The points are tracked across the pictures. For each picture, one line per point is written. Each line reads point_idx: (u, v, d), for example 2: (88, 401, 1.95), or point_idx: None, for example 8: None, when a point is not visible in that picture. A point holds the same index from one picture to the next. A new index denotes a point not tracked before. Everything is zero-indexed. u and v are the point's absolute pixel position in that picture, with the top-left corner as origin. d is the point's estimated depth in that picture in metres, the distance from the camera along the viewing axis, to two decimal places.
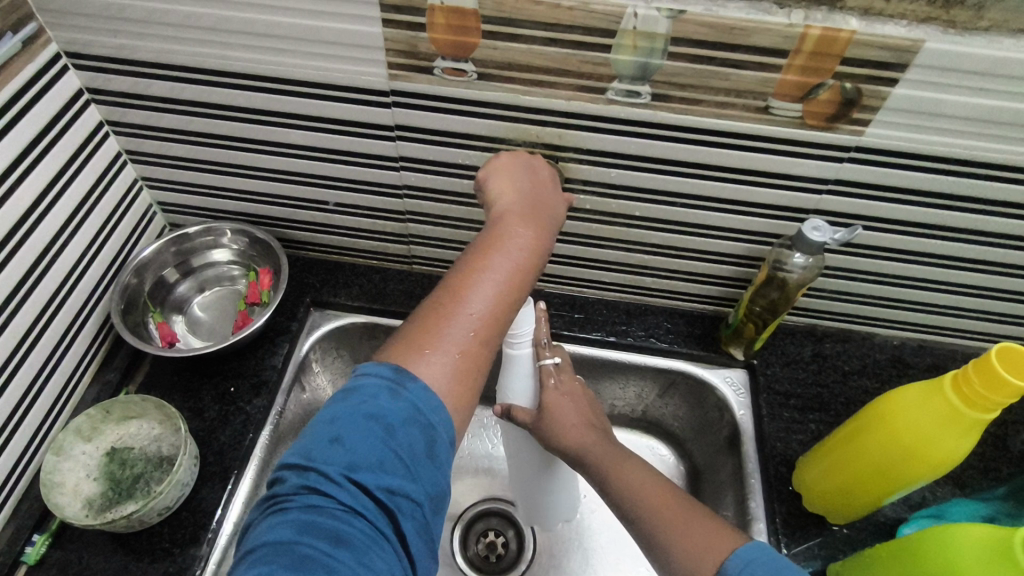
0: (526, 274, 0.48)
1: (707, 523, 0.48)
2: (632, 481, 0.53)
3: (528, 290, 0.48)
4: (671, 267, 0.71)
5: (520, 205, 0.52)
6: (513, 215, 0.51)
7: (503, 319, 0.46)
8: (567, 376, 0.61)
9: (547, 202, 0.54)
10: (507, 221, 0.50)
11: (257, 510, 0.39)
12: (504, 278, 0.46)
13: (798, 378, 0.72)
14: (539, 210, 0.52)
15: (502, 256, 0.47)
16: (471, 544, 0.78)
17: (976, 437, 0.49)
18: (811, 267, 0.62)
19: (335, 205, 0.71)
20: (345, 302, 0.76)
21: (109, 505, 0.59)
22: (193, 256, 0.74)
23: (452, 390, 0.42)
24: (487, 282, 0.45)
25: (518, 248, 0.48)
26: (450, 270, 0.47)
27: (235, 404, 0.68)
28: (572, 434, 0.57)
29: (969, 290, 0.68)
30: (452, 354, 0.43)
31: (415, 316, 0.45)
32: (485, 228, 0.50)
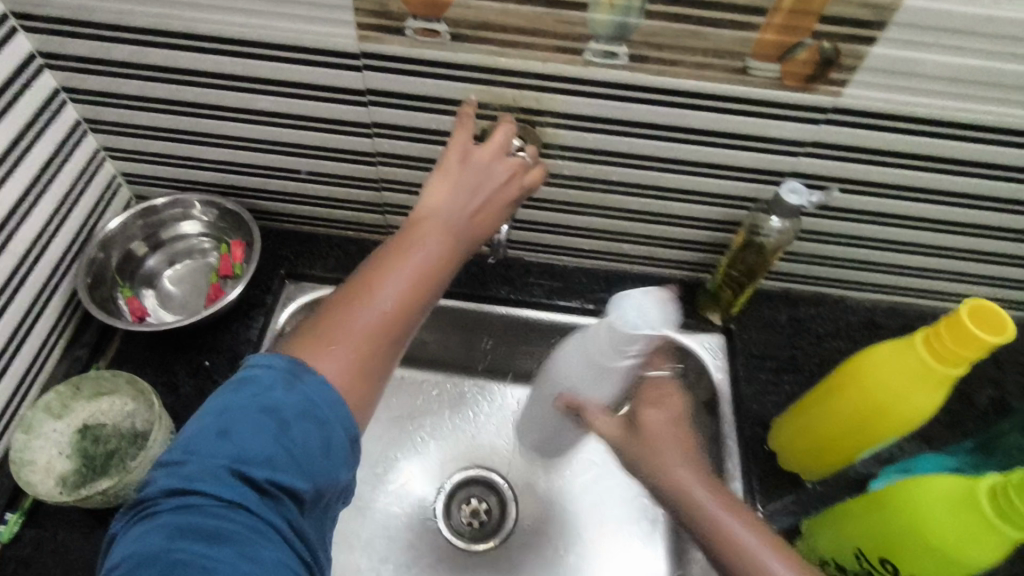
0: (444, 268, 0.47)
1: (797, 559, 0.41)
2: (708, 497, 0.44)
3: (444, 285, 0.47)
4: (649, 233, 0.71)
5: (446, 192, 0.49)
6: (432, 205, 0.48)
7: (417, 311, 0.44)
8: (670, 397, 0.52)
9: (491, 174, 0.51)
10: (426, 211, 0.48)
11: (125, 518, 0.38)
12: (421, 272, 0.45)
13: (773, 342, 0.73)
14: (474, 190, 0.50)
15: (418, 252, 0.45)
16: (454, 512, 0.78)
17: (944, 393, 0.50)
18: (788, 231, 0.62)
19: (307, 173, 0.69)
20: (321, 274, 0.75)
21: (83, 482, 0.58)
22: (162, 229, 0.72)
23: (351, 382, 0.41)
24: (399, 276, 0.44)
25: (438, 242, 0.47)
26: (365, 261, 0.46)
27: (210, 378, 0.66)
28: (670, 462, 0.46)
29: (940, 251, 0.69)
30: (352, 347, 0.42)
31: (328, 303, 0.44)
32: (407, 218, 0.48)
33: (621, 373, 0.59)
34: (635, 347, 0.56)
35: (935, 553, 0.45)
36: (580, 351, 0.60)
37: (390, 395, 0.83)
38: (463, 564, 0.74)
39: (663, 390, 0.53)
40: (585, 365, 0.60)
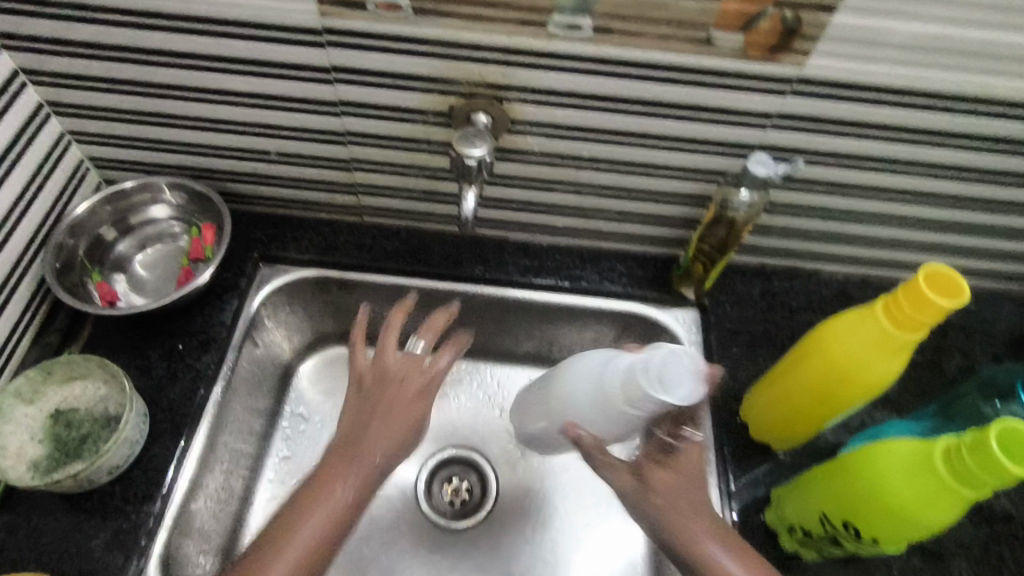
0: (335, 522, 0.53)
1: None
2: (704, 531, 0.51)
3: (354, 522, 0.54)
4: (622, 209, 0.71)
5: (359, 425, 0.57)
6: (349, 429, 0.57)
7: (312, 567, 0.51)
8: (683, 451, 0.54)
9: (391, 409, 0.59)
10: (348, 439, 0.57)
11: None
12: (305, 544, 0.51)
13: (746, 317, 0.74)
14: (363, 438, 0.57)
15: (342, 488, 0.54)
16: (435, 491, 0.78)
17: (905, 358, 0.51)
18: (757, 204, 0.62)
19: (277, 154, 0.69)
20: (295, 256, 0.75)
21: (55, 467, 0.58)
22: (131, 214, 0.71)
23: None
24: (320, 510, 0.53)
25: (323, 517, 0.53)
26: (302, 483, 0.56)
27: (183, 361, 0.66)
28: (684, 518, 0.51)
29: (909, 222, 0.69)
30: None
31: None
32: (331, 442, 0.57)
33: (631, 422, 0.53)
34: (650, 406, 0.50)
35: (895, 516, 0.46)
36: (587, 392, 0.55)
37: None
38: (444, 542, 0.75)
39: (681, 445, 0.55)
40: (595, 407, 0.55)
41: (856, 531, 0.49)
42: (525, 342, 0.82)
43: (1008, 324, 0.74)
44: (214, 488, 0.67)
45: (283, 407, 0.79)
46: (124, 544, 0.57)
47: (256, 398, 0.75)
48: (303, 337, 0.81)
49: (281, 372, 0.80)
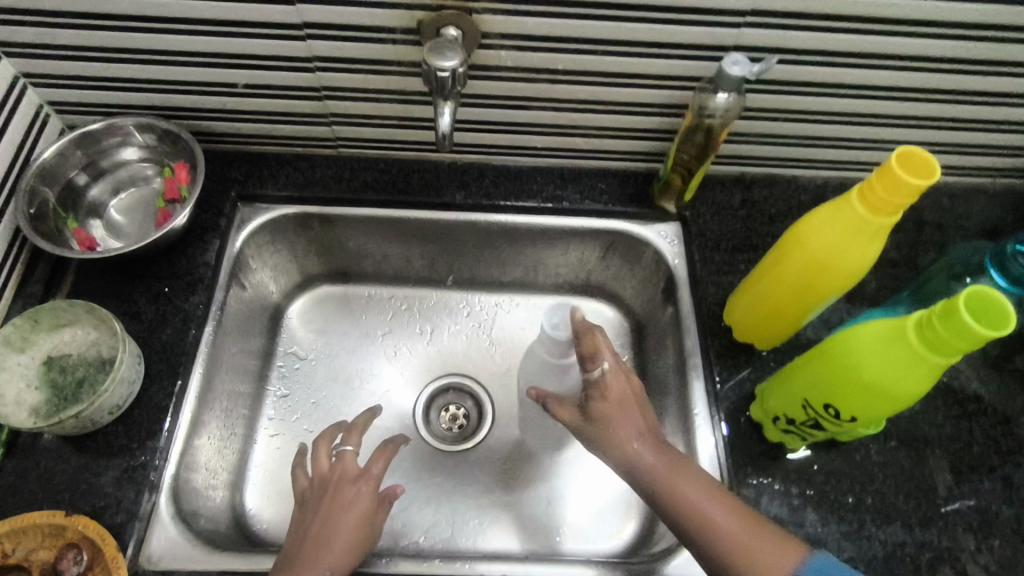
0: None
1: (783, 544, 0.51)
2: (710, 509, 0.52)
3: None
4: (599, 123, 0.71)
5: (320, 531, 0.56)
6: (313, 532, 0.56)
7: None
8: (614, 385, 0.58)
9: (343, 520, 0.57)
10: (316, 536, 0.56)
11: None
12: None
13: (728, 225, 0.75)
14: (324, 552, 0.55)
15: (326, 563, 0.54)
16: (433, 419, 0.80)
17: (880, 245, 0.53)
18: (733, 107, 0.62)
19: (244, 86, 0.67)
20: (273, 193, 0.74)
21: (56, 410, 0.58)
22: (102, 158, 0.69)
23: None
24: None
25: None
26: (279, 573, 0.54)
27: (171, 303, 0.66)
28: (620, 437, 0.56)
29: (885, 120, 0.70)
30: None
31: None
32: (292, 549, 0.56)
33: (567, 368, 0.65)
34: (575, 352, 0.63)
35: (872, 392, 0.48)
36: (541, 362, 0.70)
37: (359, 312, 0.84)
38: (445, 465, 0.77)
39: (610, 379, 0.59)
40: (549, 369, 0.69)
41: (837, 411, 0.52)
42: (510, 268, 0.83)
43: (981, 219, 0.76)
44: (216, 425, 0.68)
45: (275, 347, 0.80)
46: (134, 479, 0.58)
47: (249, 339, 0.75)
48: (289, 277, 0.81)
49: (271, 312, 0.80)
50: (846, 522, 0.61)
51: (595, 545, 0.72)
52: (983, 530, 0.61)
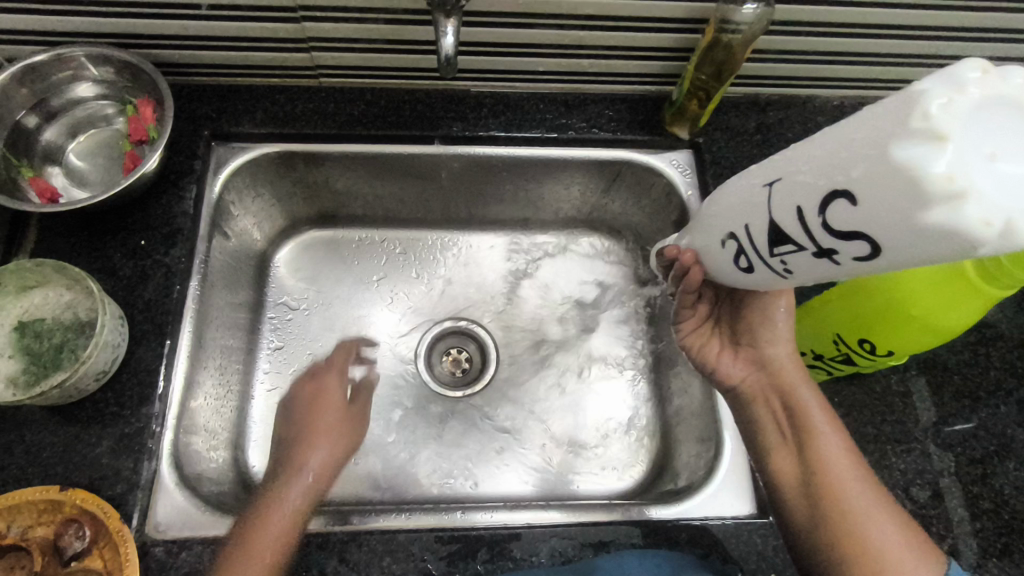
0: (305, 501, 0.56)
1: (916, 534, 0.48)
2: (852, 474, 0.50)
3: (326, 485, 0.59)
4: (608, 41, 0.64)
5: (300, 429, 0.62)
6: (295, 429, 0.62)
7: (295, 529, 0.53)
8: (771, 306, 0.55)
9: (325, 413, 0.63)
10: (296, 433, 0.61)
11: None
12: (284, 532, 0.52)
13: (743, 151, 0.71)
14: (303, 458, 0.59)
15: (306, 452, 0.59)
16: (436, 364, 0.78)
17: None
18: (759, 19, 0.56)
19: (208, 7, 0.58)
20: (250, 130, 0.67)
21: (36, 380, 0.53)
22: (52, 96, 0.61)
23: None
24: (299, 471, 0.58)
25: (296, 511, 0.55)
26: (269, 478, 0.59)
27: (150, 258, 0.61)
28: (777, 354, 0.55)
29: (914, 32, 0.65)
30: (264, 558, 0.50)
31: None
32: (279, 455, 0.61)
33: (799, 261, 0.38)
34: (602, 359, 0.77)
35: (914, 325, 0.47)
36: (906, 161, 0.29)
37: (350, 257, 0.79)
38: (453, 412, 0.74)
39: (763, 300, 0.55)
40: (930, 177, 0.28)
41: (872, 345, 0.51)
42: (510, 205, 0.78)
43: None
44: (211, 384, 0.64)
45: (265, 298, 0.75)
46: (130, 447, 0.54)
47: (235, 291, 0.70)
48: (273, 223, 0.75)
49: (257, 261, 0.75)
50: (867, 453, 0.60)
51: (607, 483, 0.71)
52: (998, 454, 0.61)
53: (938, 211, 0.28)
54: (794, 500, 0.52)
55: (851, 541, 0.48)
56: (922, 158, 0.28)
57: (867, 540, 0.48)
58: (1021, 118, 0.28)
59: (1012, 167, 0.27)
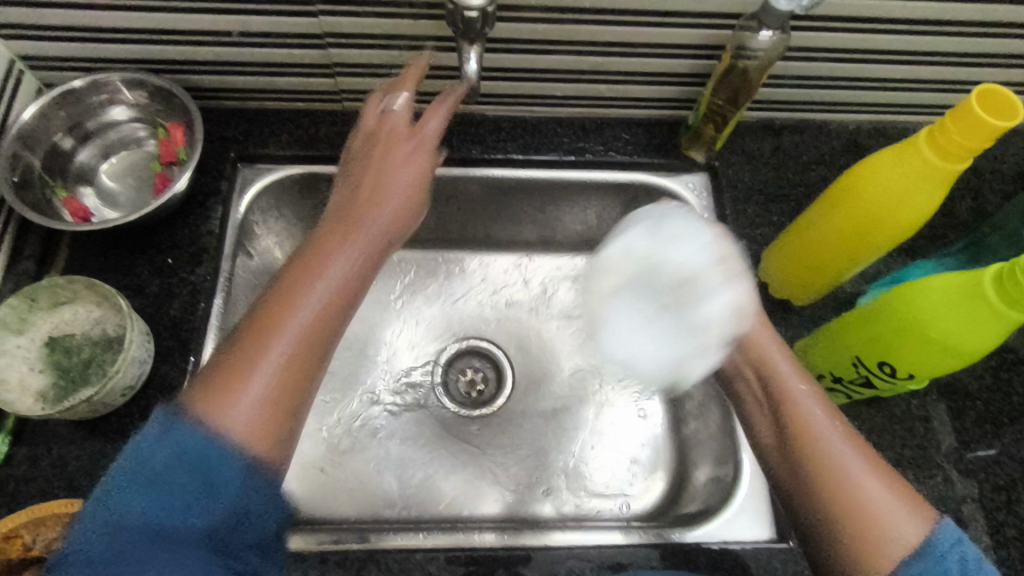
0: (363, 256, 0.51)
1: (901, 487, 0.46)
2: (830, 429, 0.49)
3: (353, 302, 0.50)
4: (625, 67, 0.66)
5: (345, 208, 0.53)
6: (339, 206, 0.53)
7: (348, 306, 0.49)
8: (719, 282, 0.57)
9: (392, 160, 0.55)
10: (340, 208, 0.53)
11: None
12: (336, 289, 0.48)
13: (758, 175, 0.71)
14: (371, 207, 0.53)
15: (347, 239, 0.50)
16: (451, 383, 0.77)
17: (942, 192, 0.51)
18: (775, 44, 0.57)
19: (239, 34, 0.61)
20: (275, 152, 0.69)
21: (64, 395, 0.54)
22: (87, 118, 0.64)
23: (265, 428, 0.42)
24: (330, 264, 0.49)
25: (347, 254, 0.50)
26: (299, 246, 0.51)
27: (177, 276, 0.62)
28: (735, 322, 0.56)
29: (929, 58, 0.65)
30: (309, 310, 0.46)
31: (227, 352, 0.44)
32: (324, 224, 0.52)
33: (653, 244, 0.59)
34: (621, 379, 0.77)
35: (936, 348, 0.47)
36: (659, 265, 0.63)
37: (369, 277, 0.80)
38: (469, 432, 0.74)
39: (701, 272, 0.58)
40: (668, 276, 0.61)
41: (892, 368, 0.50)
42: (527, 226, 0.79)
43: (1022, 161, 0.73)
44: None
45: None
46: None
47: None
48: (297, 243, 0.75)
49: None
50: None
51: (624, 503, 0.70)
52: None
53: (679, 304, 0.61)
54: (774, 460, 0.51)
55: (830, 495, 0.46)
56: (657, 262, 0.62)
57: (848, 493, 0.46)
58: (702, 233, 0.60)
59: (682, 247, 0.61)
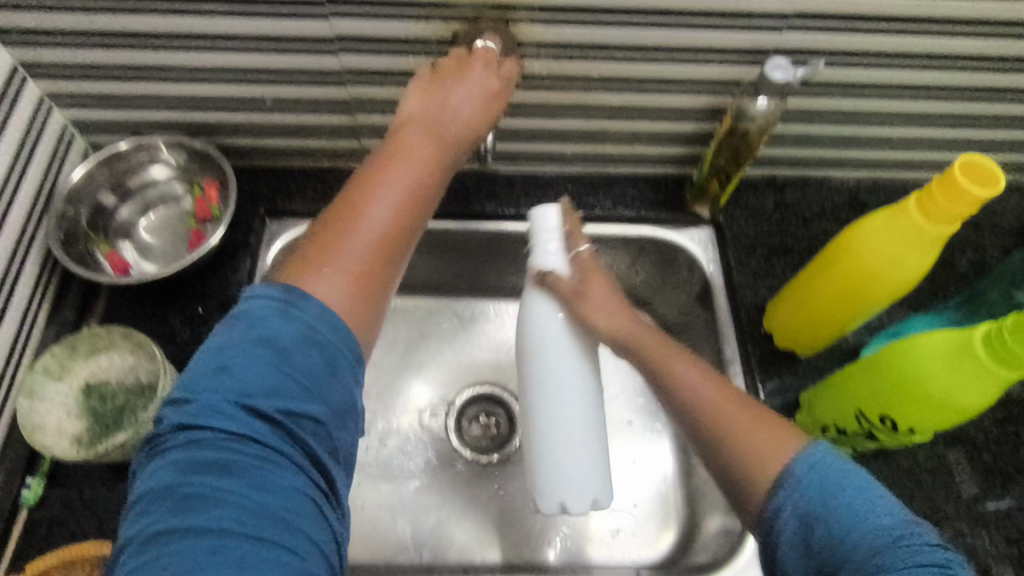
0: (438, 136, 0.51)
1: (771, 427, 0.44)
2: (699, 385, 0.48)
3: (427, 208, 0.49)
4: (632, 129, 0.70)
5: (418, 122, 0.52)
6: (411, 117, 0.52)
7: (432, 186, 0.49)
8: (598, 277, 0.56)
9: (463, 84, 0.54)
10: (408, 121, 0.52)
11: None
12: (417, 172, 0.49)
13: (762, 229, 0.74)
14: (450, 111, 0.53)
15: (416, 154, 0.49)
16: (465, 428, 0.79)
17: (935, 252, 0.53)
18: (773, 111, 0.61)
19: (273, 102, 0.66)
20: (300, 207, 0.73)
21: (99, 439, 0.57)
22: (129, 177, 0.68)
23: (353, 303, 0.43)
24: (401, 169, 0.48)
25: (427, 143, 0.50)
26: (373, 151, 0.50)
27: (207, 324, 0.66)
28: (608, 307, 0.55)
29: (922, 120, 0.69)
30: (391, 196, 0.47)
31: (309, 236, 0.45)
32: (388, 135, 0.51)
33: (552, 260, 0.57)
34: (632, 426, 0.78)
35: (934, 403, 0.48)
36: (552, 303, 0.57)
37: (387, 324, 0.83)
38: (481, 478, 0.75)
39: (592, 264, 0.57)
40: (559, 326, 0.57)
41: (893, 423, 0.52)
42: None
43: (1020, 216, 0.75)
44: None
45: None
46: None
47: None
48: None
49: None
50: None
51: (633, 552, 0.71)
52: None
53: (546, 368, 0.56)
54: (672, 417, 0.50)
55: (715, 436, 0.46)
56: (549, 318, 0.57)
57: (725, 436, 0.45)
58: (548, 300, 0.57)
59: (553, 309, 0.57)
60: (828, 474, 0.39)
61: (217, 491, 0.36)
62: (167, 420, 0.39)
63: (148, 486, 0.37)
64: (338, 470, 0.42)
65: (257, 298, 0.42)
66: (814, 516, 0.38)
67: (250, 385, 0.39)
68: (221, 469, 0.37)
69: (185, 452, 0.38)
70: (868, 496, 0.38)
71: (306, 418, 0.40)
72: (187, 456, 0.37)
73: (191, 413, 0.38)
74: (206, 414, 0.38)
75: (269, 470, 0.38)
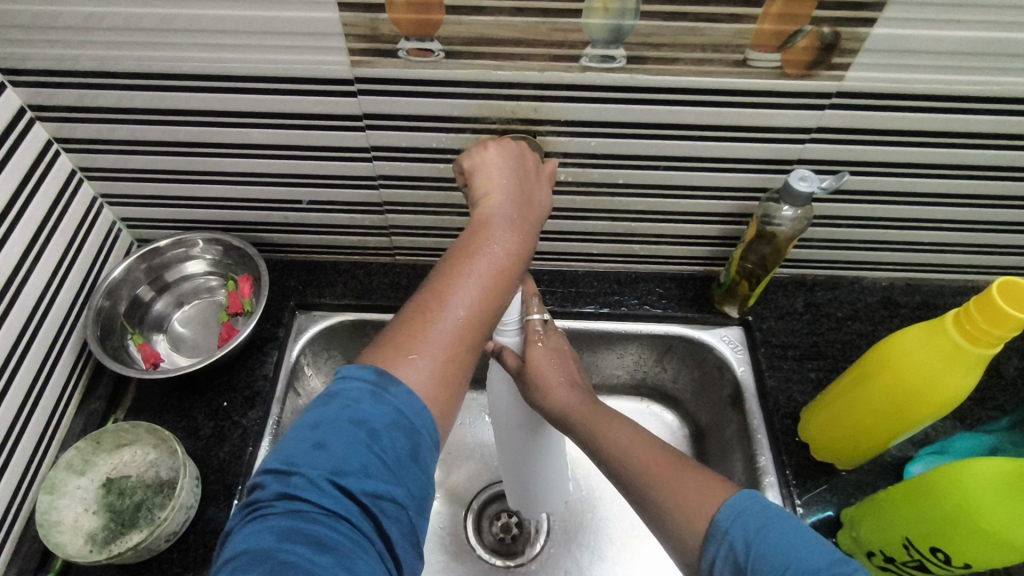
0: (517, 220, 0.50)
1: (697, 482, 0.44)
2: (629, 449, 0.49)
3: (511, 292, 0.48)
4: (658, 231, 0.70)
5: (498, 207, 0.51)
6: (490, 204, 0.51)
7: (516, 271, 0.48)
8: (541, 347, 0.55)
9: (524, 170, 0.54)
10: (489, 209, 0.51)
11: None
12: (502, 256, 0.48)
13: (792, 329, 0.72)
14: (526, 197, 0.52)
15: (500, 239, 0.48)
16: (485, 528, 0.75)
17: (977, 374, 0.51)
18: (800, 218, 0.61)
19: (309, 203, 0.68)
20: (329, 301, 0.74)
21: (112, 538, 0.57)
22: (167, 271, 0.72)
23: (440, 388, 0.42)
24: (487, 256, 0.47)
25: (508, 227, 0.49)
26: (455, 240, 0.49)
27: (230, 419, 0.66)
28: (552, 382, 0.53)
29: (955, 225, 0.68)
30: (478, 279, 0.46)
31: (394, 325, 0.45)
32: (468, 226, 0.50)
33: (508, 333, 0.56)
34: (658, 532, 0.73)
35: (992, 539, 0.44)
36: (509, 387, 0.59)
37: None
38: None
39: (546, 335, 0.57)
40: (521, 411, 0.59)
41: (946, 556, 0.47)
42: None
43: None
44: None
45: None
46: None
47: None
48: None
49: None
50: None
51: None
52: None
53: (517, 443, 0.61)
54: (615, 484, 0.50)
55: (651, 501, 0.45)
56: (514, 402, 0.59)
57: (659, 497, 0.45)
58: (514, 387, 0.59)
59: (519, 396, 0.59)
60: (753, 523, 0.40)
61: (308, 565, 0.34)
62: (268, 485, 0.38)
63: (243, 548, 0.36)
64: (413, 559, 0.40)
65: (352, 378, 0.41)
66: (744, 567, 0.39)
67: (345, 462, 0.38)
68: (312, 542, 0.35)
69: (283, 520, 0.36)
70: (798, 544, 0.38)
71: (389, 501, 0.38)
72: (284, 524, 0.36)
73: (292, 483, 0.37)
74: (306, 486, 0.37)
75: (356, 551, 0.36)
